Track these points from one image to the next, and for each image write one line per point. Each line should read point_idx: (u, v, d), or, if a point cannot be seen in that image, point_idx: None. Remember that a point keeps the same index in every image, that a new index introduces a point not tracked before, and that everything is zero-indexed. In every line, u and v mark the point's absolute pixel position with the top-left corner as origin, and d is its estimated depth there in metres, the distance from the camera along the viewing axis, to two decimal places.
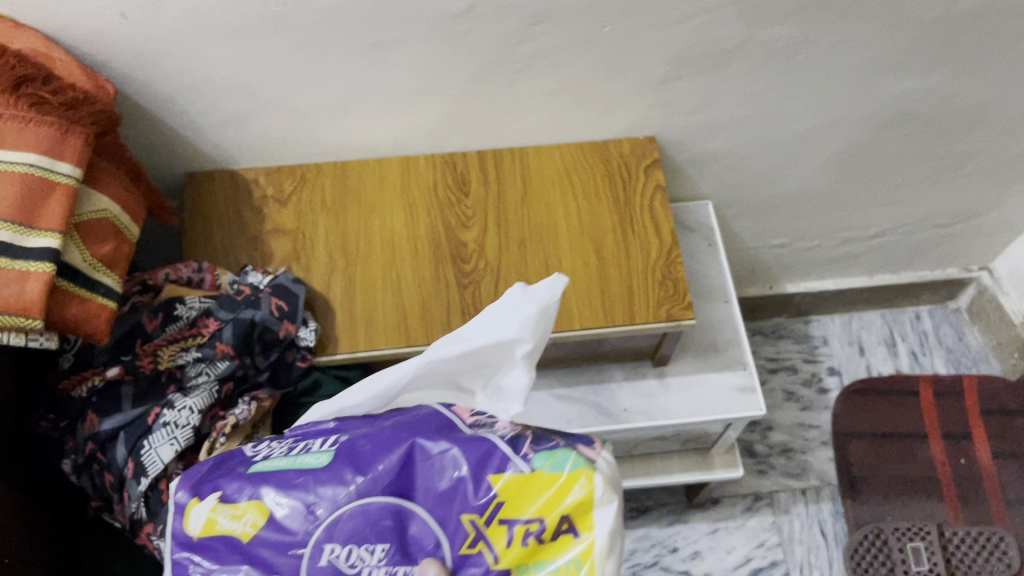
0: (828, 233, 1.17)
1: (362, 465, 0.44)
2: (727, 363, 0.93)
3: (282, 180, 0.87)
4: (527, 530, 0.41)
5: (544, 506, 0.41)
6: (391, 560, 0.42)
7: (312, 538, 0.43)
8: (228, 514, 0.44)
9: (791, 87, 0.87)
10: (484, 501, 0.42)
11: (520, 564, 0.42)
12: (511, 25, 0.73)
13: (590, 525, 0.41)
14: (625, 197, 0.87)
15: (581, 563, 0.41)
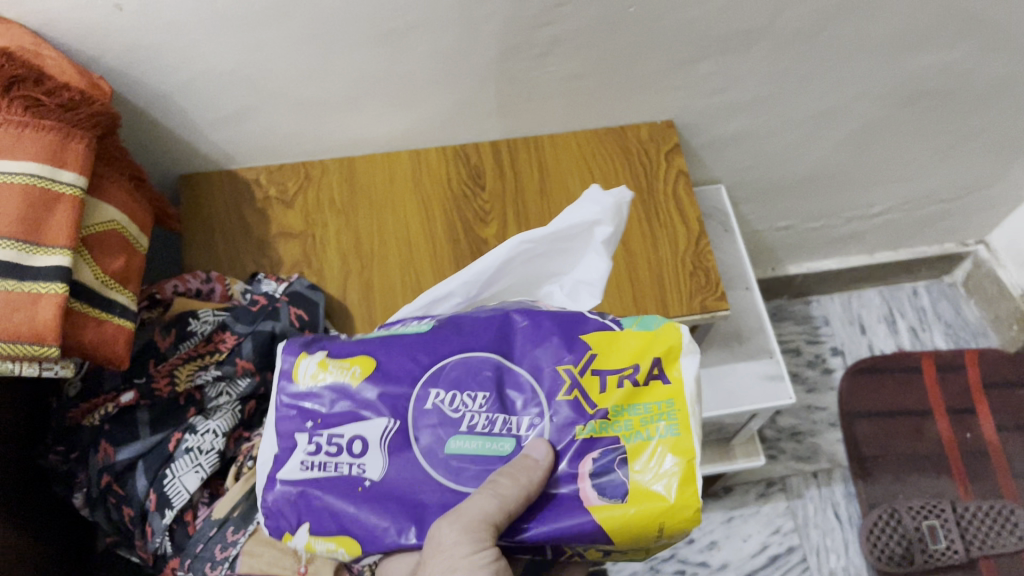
0: (833, 211, 1.16)
1: (465, 329, 0.44)
2: (752, 352, 0.92)
3: (285, 179, 0.83)
4: (622, 376, 0.42)
5: (636, 354, 0.43)
6: (492, 407, 0.42)
7: (416, 386, 0.43)
8: (331, 365, 0.43)
9: (812, 65, 0.84)
10: (577, 351, 0.43)
11: (617, 409, 0.42)
12: (534, 8, 0.69)
13: (676, 370, 0.42)
14: (647, 185, 0.84)
15: (672, 405, 0.42)
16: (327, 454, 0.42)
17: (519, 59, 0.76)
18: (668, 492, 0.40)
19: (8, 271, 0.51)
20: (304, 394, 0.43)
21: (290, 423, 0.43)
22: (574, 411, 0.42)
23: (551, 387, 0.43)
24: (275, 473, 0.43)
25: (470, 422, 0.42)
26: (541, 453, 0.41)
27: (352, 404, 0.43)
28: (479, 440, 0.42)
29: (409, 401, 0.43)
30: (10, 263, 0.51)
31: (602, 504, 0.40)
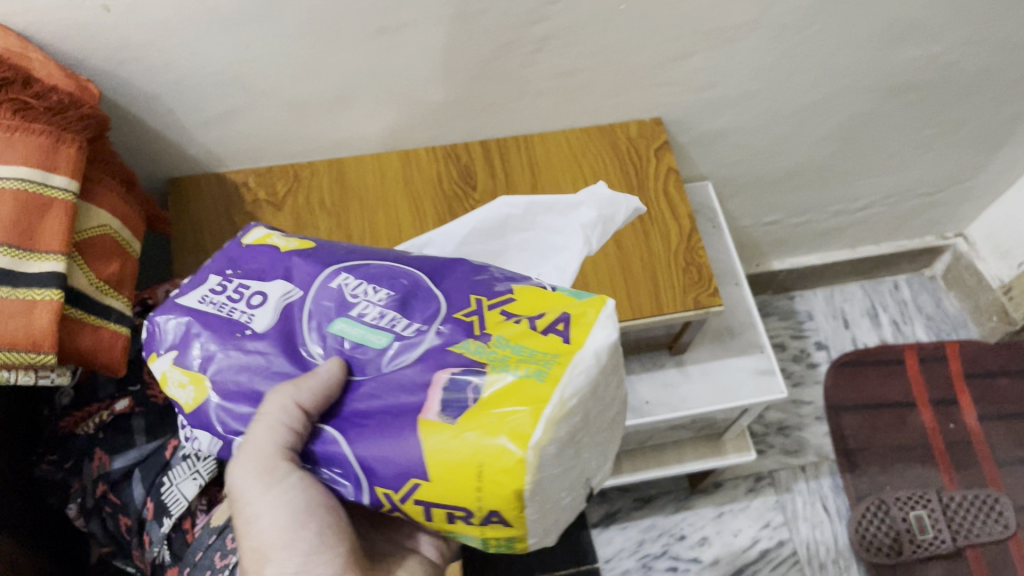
0: (817, 206, 1.17)
1: (417, 261, 0.43)
2: (744, 347, 0.92)
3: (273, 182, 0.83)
4: (525, 317, 0.38)
5: (550, 308, 0.38)
6: (388, 305, 0.40)
7: (331, 270, 0.42)
8: (281, 239, 0.46)
9: (799, 60, 0.85)
10: (496, 287, 0.40)
11: (502, 341, 0.37)
12: (527, 4, 0.69)
13: (582, 333, 0.37)
14: (638, 181, 0.84)
15: (555, 360, 0.36)
16: (228, 299, 0.43)
17: (511, 57, 0.76)
18: (512, 442, 0.33)
19: (1, 278, 0.50)
20: (243, 247, 0.46)
21: (222, 265, 0.45)
22: (459, 328, 0.38)
23: (456, 292, 0.40)
24: (181, 294, 0.44)
25: (361, 312, 0.40)
26: (332, 364, 0.39)
27: (273, 264, 0.44)
28: (360, 326, 0.40)
29: (317, 279, 0.42)
30: (3, 270, 0.51)
31: (434, 423, 0.35)
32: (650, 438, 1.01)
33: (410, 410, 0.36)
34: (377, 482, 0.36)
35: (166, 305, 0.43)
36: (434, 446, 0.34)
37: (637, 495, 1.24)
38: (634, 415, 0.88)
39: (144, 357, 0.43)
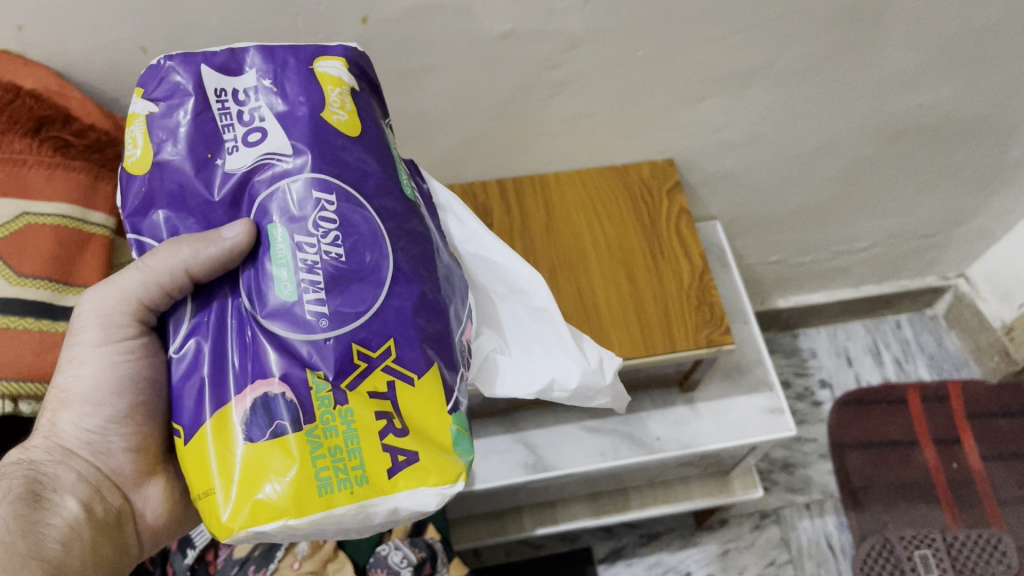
0: (822, 246, 1.19)
1: (406, 233, 0.42)
2: (753, 385, 0.93)
3: None
4: (389, 420, 0.38)
5: (421, 441, 0.39)
6: (331, 257, 0.39)
7: (325, 179, 0.40)
8: (341, 95, 0.43)
9: (807, 105, 0.87)
10: (419, 362, 0.40)
11: (352, 411, 0.38)
12: (548, 49, 0.71)
13: (405, 484, 0.38)
14: (650, 221, 0.86)
15: (360, 477, 0.37)
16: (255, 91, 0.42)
17: (529, 99, 0.78)
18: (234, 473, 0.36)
19: (45, 311, 0.56)
20: (309, 69, 0.42)
21: (262, 62, 0.42)
22: (337, 357, 0.38)
23: (376, 328, 0.39)
24: (207, 58, 0.42)
25: (302, 242, 0.39)
26: (242, 226, 0.39)
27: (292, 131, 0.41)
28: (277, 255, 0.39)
29: (305, 177, 0.40)
30: (45, 302, 0.56)
31: (229, 424, 0.37)
32: (660, 474, 1.02)
33: (233, 386, 0.38)
34: (178, 403, 0.39)
35: (189, 60, 0.41)
36: (220, 445, 0.37)
37: (643, 531, 1.24)
38: (643, 451, 0.89)
39: (139, 83, 0.42)
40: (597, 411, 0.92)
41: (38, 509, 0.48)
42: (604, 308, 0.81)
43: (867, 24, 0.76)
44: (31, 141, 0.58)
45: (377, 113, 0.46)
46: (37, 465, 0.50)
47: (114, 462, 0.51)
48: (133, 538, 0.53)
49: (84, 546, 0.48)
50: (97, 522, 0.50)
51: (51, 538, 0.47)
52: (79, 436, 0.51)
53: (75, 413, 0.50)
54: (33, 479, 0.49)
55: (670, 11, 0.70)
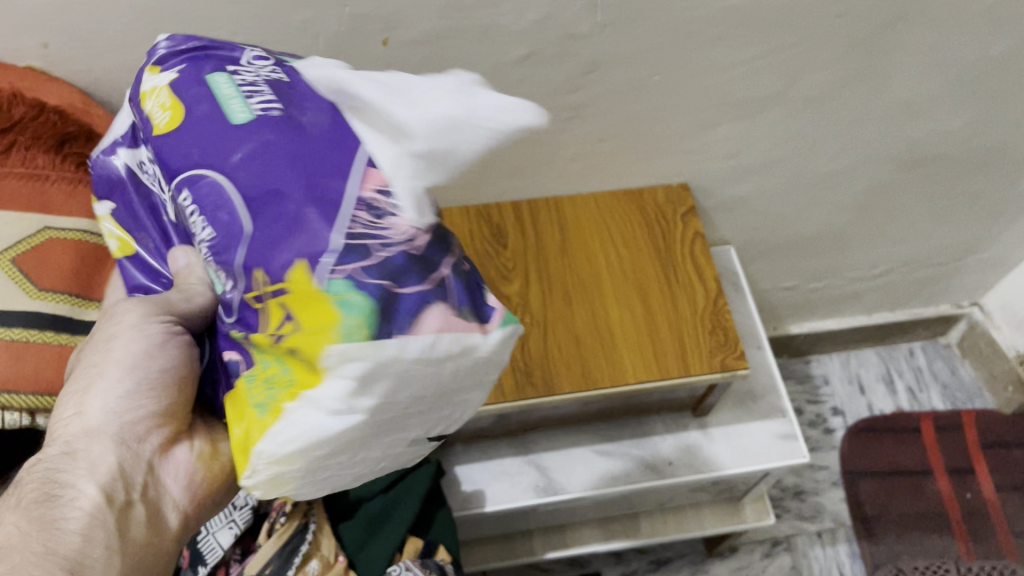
0: (835, 273, 1.19)
1: (255, 158, 0.37)
2: (767, 411, 0.93)
3: None
4: (282, 327, 0.36)
5: (311, 323, 0.34)
6: (210, 247, 0.38)
7: (177, 181, 0.39)
8: (161, 99, 0.41)
9: (823, 132, 0.87)
10: (280, 263, 0.35)
11: (267, 352, 0.36)
12: (567, 72, 0.72)
13: (323, 373, 0.34)
14: (665, 244, 0.86)
15: (291, 389, 0.35)
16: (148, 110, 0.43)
17: (545, 122, 0.78)
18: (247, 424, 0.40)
19: (62, 325, 0.56)
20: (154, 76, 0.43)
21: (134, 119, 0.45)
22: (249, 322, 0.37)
23: (251, 261, 0.36)
24: (116, 143, 0.47)
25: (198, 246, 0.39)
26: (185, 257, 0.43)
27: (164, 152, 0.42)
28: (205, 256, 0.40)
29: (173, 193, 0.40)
30: (63, 316, 0.56)
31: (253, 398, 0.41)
32: (671, 499, 1.01)
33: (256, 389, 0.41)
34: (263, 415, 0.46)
35: (103, 161, 0.48)
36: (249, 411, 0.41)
37: (653, 557, 1.23)
38: (656, 476, 0.89)
39: (93, 187, 0.49)
40: (609, 435, 0.92)
41: (54, 504, 0.41)
42: (617, 331, 0.81)
43: (884, 52, 0.76)
44: (54, 157, 0.59)
45: (214, 64, 0.42)
46: (54, 458, 0.43)
47: (138, 434, 0.44)
48: (170, 527, 0.45)
49: (112, 537, 0.41)
50: (127, 509, 0.42)
51: (71, 531, 0.40)
52: (106, 413, 0.43)
53: (105, 384, 0.44)
54: (47, 475, 0.42)
55: (687, 37, 0.71)
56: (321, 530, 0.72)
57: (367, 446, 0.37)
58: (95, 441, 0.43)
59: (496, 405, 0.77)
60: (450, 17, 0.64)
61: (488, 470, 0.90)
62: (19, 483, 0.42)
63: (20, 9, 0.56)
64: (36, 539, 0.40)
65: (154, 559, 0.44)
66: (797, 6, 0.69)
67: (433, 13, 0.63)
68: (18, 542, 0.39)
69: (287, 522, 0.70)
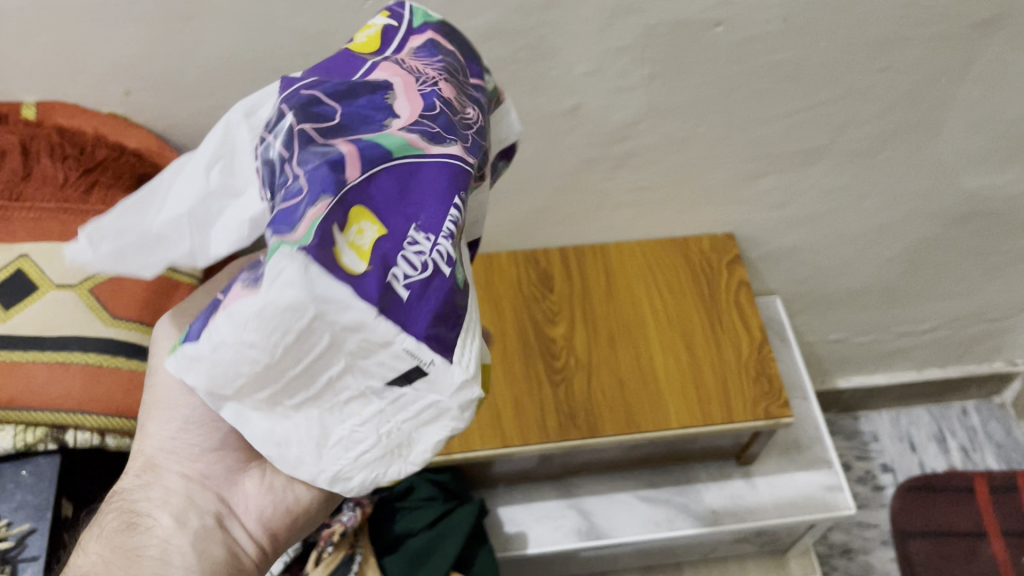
0: (884, 327, 1.18)
1: None
2: (811, 462, 0.92)
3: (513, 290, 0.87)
4: None
5: None
6: None
7: None
8: None
9: (869, 185, 0.88)
10: None
11: None
12: (614, 124, 0.75)
13: None
14: (710, 292, 0.87)
15: None
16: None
17: (594, 172, 0.81)
18: None
19: (135, 351, 0.61)
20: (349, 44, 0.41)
21: None
22: None
23: None
24: None
25: None
26: None
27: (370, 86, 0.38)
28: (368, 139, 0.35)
29: None
30: (138, 343, 0.62)
31: None
32: (714, 549, 1.00)
33: None
34: None
35: None
36: None
37: None
38: (698, 523, 0.89)
39: None
40: (653, 482, 0.92)
41: (129, 531, 0.45)
42: (662, 377, 0.82)
43: (929, 105, 0.78)
44: (132, 196, 0.64)
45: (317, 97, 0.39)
46: (129, 491, 0.46)
47: (202, 469, 0.47)
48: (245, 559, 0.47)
49: (185, 559, 0.44)
50: (199, 534, 0.45)
51: (147, 559, 0.43)
52: (165, 447, 0.47)
53: (159, 418, 0.47)
54: (124, 507, 0.46)
55: (733, 90, 0.73)
56: (367, 562, 0.74)
57: (341, 414, 0.35)
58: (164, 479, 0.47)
59: (540, 445, 0.79)
60: (505, 69, 0.67)
61: (530, 511, 0.91)
62: (103, 516, 0.46)
63: (107, 59, 0.61)
64: (115, 570, 0.43)
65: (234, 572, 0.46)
66: (842, 61, 0.72)
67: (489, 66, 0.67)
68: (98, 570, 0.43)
69: (334, 551, 0.72)
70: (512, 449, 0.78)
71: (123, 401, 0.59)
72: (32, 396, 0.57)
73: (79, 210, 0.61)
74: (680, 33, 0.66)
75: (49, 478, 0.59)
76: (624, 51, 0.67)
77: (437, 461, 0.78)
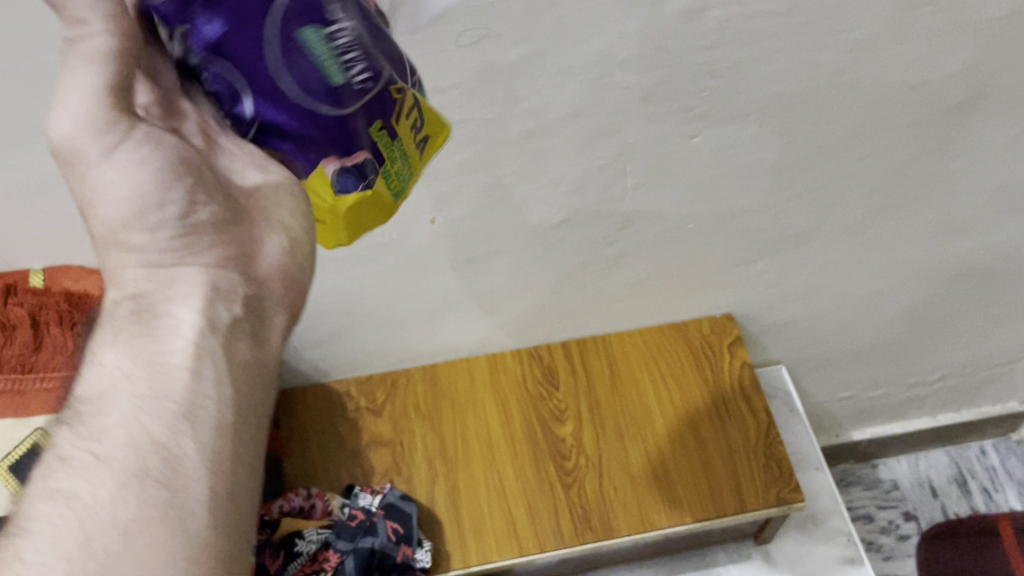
0: (892, 380, 1.18)
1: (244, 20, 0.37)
2: (829, 535, 0.91)
3: (560, 409, 0.87)
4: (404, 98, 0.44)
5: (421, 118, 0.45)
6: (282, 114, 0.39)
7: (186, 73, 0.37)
8: None
9: (860, 257, 0.89)
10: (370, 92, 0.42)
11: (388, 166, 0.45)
12: (604, 229, 0.76)
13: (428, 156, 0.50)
14: (714, 376, 0.88)
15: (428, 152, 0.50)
16: None
17: (588, 273, 0.82)
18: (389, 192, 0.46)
19: None
20: None
21: None
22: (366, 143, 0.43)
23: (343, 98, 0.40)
24: None
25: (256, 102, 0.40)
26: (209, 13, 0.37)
27: None
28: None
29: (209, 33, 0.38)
30: None
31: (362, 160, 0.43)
32: None
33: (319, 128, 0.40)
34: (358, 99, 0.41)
35: None
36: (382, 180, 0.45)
37: None
38: None
39: None
40: (671, 568, 0.92)
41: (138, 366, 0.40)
42: (671, 468, 0.83)
43: (910, 183, 0.79)
44: None
45: None
46: (129, 331, 0.41)
47: (208, 247, 0.43)
48: (267, 343, 0.44)
49: (207, 393, 0.40)
50: (221, 357, 0.41)
51: (165, 382, 0.40)
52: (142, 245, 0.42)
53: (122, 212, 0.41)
54: (131, 348, 0.41)
55: (716, 190, 0.75)
56: None
57: None
58: (177, 305, 0.42)
59: (557, 550, 0.79)
60: (492, 194, 0.69)
61: None
62: (105, 339, 0.41)
63: None
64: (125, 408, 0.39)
65: (256, 381, 0.42)
66: (820, 155, 0.73)
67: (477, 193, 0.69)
68: (112, 408, 0.39)
69: None
70: (529, 559, 0.79)
71: None
72: None
73: None
74: (660, 147, 0.68)
75: None
76: (605, 167, 0.69)
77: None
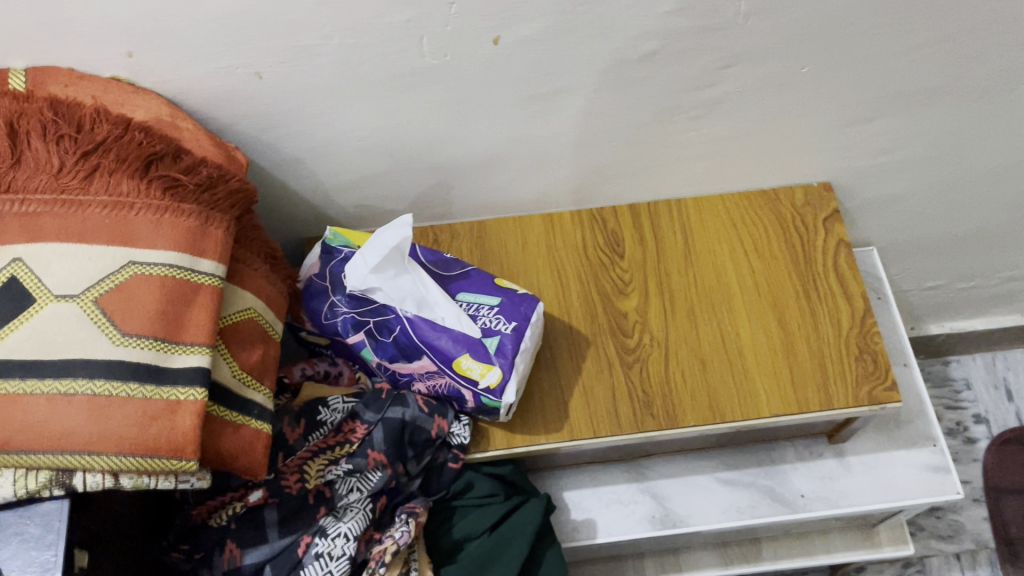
0: (988, 272, 1.06)
1: None
2: (913, 440, 0.83)
3: (624, 279, 0.76)
4: None
5: None
6: None
7: None
8: None
9: (994, 126, 0.75)
10: None
11: None
12: (700, 68, 0.63)
13: None
14: (803, 254, 0.77)
15: None
16: None
17: (671, 124, 0.70)
18: None
19: (149, 375, 0.50)
20: None
21: None
22: None
23: None
24: None
25: None
26: None
27: None
28: None
29: None
30: (148, 364, 0.50)
31: None
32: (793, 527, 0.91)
33: None
34: None
35: None
36: None
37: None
38: (786, 510, 0.81)
39: None
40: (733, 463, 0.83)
41: None
42: (748, 354, 0.72)
43: None
44: (139, 182, 0.53)
45: None
46: None
47: None
48: None
49: None
50: None
51: None
52: None
53: None
54: None
55: (844, 25, 0.61)
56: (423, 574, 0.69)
57: None
58: None
59: (612, 437, 0.70)
60: (570, 12, 0.56)
61: (599, 496, 0.83)
62: None
63: (102, 18, 0.52)
64: None
65: None
66: None
67: (552, 9, 0.55)
68: None
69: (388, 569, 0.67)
70: (580, 443, 0.70)
71: (180, 440, 0.50)
72: (33, 437, 0.47)
73: (75, 201, 0.51)
74: None
75: (61, 529, 0.49)
76: None
77: (495, 455, 0.70)
